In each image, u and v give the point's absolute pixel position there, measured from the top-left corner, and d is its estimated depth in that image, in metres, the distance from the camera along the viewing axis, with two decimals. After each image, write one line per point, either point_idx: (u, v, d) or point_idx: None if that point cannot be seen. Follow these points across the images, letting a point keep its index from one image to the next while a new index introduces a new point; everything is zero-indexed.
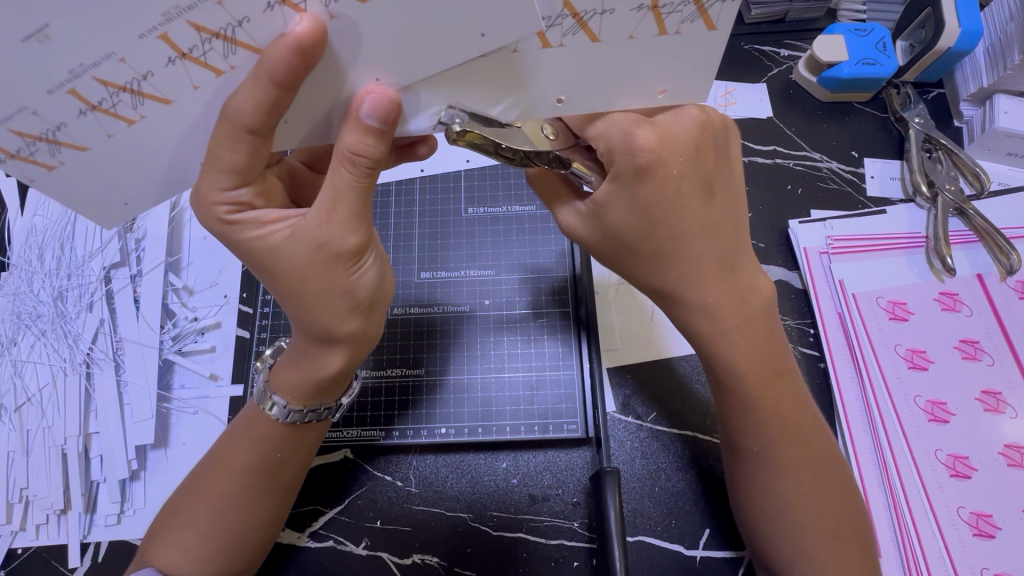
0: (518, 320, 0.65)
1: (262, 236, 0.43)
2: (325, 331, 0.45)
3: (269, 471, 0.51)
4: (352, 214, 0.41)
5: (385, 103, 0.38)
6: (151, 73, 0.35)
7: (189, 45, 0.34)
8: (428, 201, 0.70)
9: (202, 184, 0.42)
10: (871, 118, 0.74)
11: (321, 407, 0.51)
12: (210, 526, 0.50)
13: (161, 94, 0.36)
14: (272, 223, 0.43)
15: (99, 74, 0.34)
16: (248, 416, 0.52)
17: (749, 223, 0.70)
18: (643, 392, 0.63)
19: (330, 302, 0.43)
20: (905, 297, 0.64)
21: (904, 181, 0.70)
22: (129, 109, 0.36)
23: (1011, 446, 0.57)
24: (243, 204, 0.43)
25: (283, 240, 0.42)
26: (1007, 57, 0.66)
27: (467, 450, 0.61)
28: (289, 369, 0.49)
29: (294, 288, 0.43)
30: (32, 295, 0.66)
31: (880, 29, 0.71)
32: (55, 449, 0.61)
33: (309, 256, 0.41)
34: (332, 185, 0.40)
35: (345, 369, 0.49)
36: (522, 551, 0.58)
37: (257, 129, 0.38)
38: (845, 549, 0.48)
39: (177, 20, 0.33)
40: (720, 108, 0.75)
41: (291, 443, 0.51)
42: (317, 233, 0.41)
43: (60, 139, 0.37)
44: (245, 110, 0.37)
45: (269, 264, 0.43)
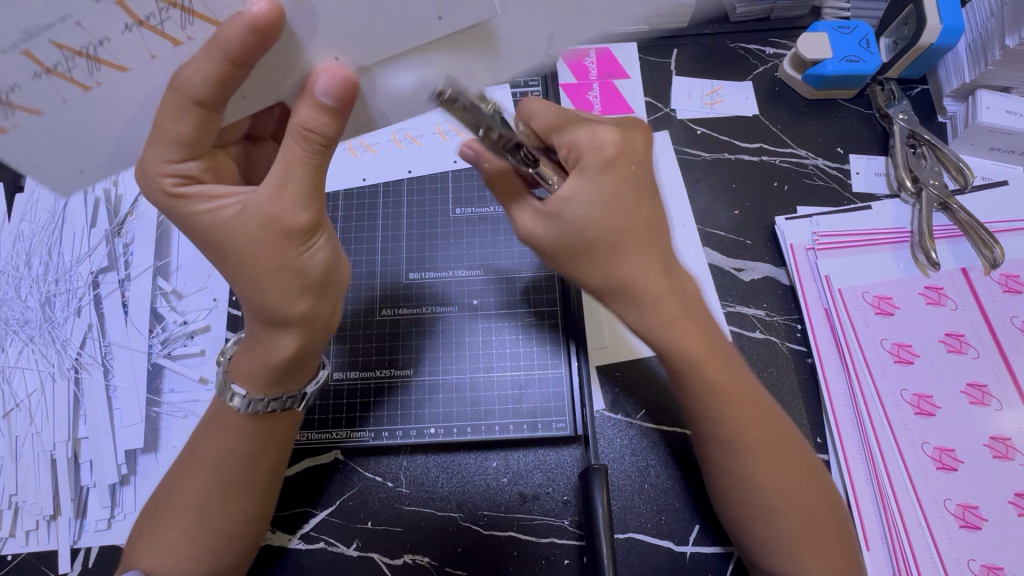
0: (506, 319, 0.65)
1: (209, 210, 0.44)
2: (278, 313, 0.45)
3: (244, 463, 0.51)
4: (303, 193, 0.42)
5: (340, 83, 0.38)
6: (108, 39, 0.35)
7: (146, 13, 0.35)
8: (416, 202, 0.71)
9: (150, 155, 0.42)
10: (856, 114, 0.74)
11: (284, 396, 0.51)
12: (193, 525, 0.50)
13: (118, 61, 0.36)
14: (219, 198, 0.44)
15: (53, 38, 0.34)
16: (216, 411, 0.52)
17: (736, 220, 0.70)
18: (632, 390, 0.63)
19: (282, 280, 0.44)
20: (891, 292, 0.64)
21: (889, 177, 0.71)
22: (83, 76, 0.36)
23: (997, 438, 0.58)
24: (191, 177, 0.44)
25: (232, 215, 0.43)
26: (988, 53, 0.66)
27: (457, 450, 0.61)
28: (247, 355, 0.49)
29: (245, 265, 0.43)
30: (19, 300, 0.66)
31: (863, 26, 0.71)
32: (44, 454, 0.61)
33: (257, 231, 0.42)
34: (284, 159, 0.41)
35: (300, 353, 0.49)
36: (513, 550, 0.58)
37: (205, 101, 0.39)
38: (824, 539, 0.49)
39: None
40: (707, 106, 0.76)
41: (261, 433, 0.51)
42: (264, 207, 0.42)
43: (15, 100, 0.36)
44: (195, 81, 0.37)
45: (219, 239, 0.44)
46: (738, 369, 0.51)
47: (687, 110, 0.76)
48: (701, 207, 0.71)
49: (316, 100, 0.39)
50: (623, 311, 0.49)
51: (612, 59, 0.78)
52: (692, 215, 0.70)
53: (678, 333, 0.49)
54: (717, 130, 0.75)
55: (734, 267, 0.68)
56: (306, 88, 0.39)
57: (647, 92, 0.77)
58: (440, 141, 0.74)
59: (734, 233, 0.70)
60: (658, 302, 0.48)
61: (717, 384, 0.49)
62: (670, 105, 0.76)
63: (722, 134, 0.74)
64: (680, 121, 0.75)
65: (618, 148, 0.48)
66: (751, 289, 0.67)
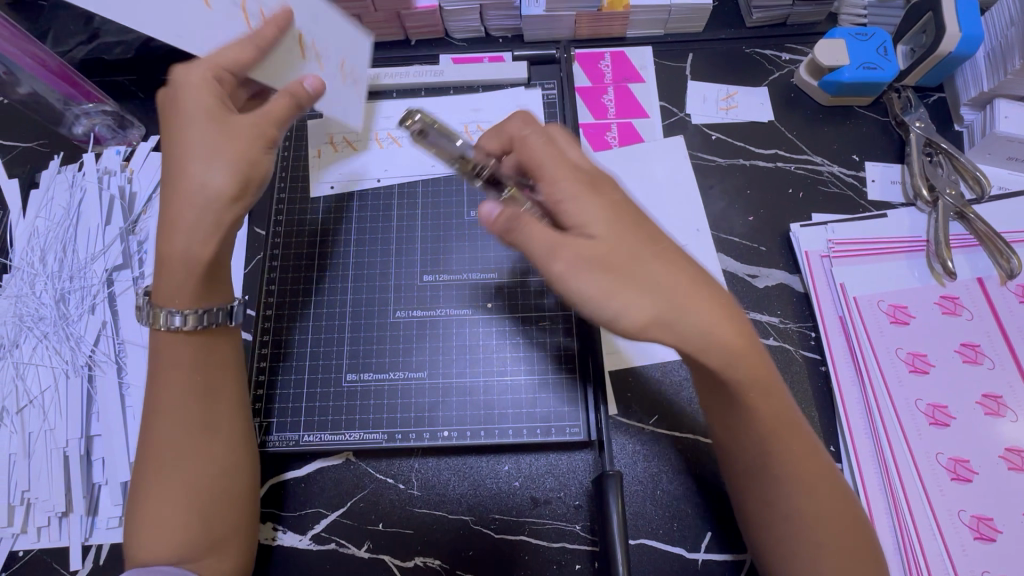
0: (519, 323, 0.65)
1: (173, 117, 0.50)
2: (204, 189, 0.48)
3: (201, 404, 0.51)
4: (247, 135, 0.49)
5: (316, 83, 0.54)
6: None
7: None
8: (431, 204, 0.70)
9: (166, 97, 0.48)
10: (872, 122, 0.74)
11: (215, 309, 0.52)
12: (173, 485, 0.49)
13: None
14: (184, 106, 0.49)
15: None
16: (156, 348, 0.52)
17: (751, 226, 0.70)
18: (644, 396, 0.63)
19: (213, 159, 0.48)
20: (907, 301, 0.64)
21: (905, 185, 0.70)
22: None
23: (1012, 450, 0.58)
24: (177, 70, 0.48)
25: (189, 77, 0.50)
26: (1007, 61, 0.66)
27: (469, 453, 0.61)
28: (165, 279, 0.50)
29: (184, 179, 0.48)
30: (33, 296, 0.66)
31: (881, 33, 0.71)
32: (56, 451, 0.61)
33: (202, 104, 0.49)
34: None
35: (234, 229, 0.51)
36: (524, 554, 0.58)
37: None
38: (842, 526, 0.48)
39: None
40: (722, 112, 0.76)
41: (204, 363, 0.52)
42: (215, 86, 0.48)
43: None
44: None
45: (170, 109, 0.50)
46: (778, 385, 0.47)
47: (702, 115, 0.75)
48: (716, 213, 0.71)
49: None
50: None
51: (628, 63, 0.78)
52: (707, 221, 0.70)
53: None
54: (732, 135, 0.74)
55: (748, 274, 0.68)
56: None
57: (662, 96, 0.77)
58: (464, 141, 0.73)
59: (749, 240, 0.69)
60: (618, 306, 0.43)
61: (770, 399, 0.46)
62: (685, 110, 0.76)
63: (737, 140, 0.74)
64: (695, 125, 0.75)
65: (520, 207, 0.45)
66: (765, 296, 0.67)
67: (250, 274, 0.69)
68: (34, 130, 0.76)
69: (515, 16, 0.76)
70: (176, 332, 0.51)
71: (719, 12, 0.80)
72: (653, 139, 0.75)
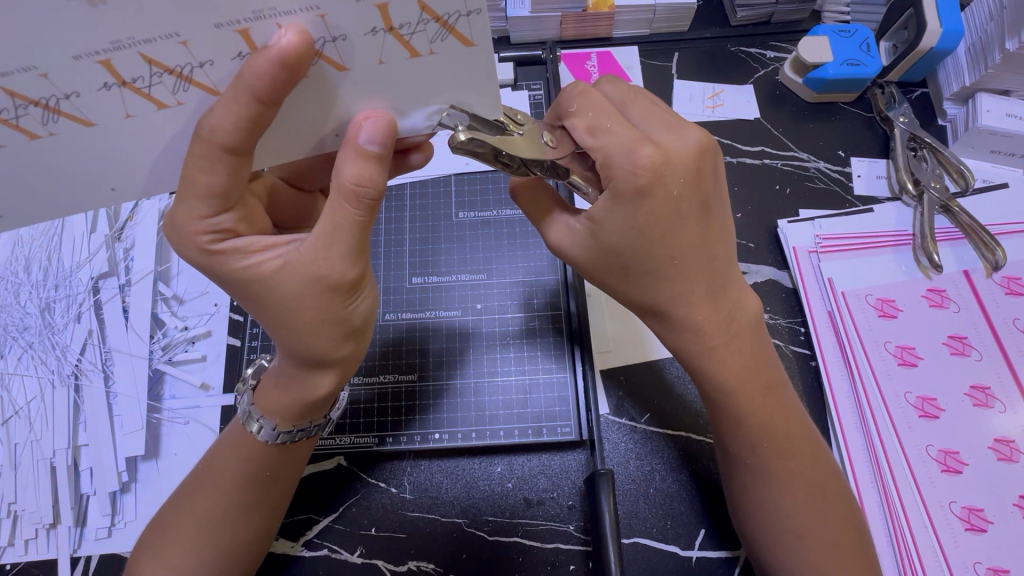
0: (510, 325, 0.65)
1: (250, 266, 0.42)
2: (318, 356, 0.45)
3: (261, 486, 0.51)
4: (350, 249, 0.41)
5: (383, 128, 0.39)
6: (77, 94, 0.33)
7: (134, 75, 0.33)
8: (419, 208, 0.70)
9: (181, 212, 0.41)
10: (857, 118, 0.74)
11: (310, 425, 0.51)
12: (199, 541, 0.49)
13: (84, 115, 0.34)
14: (259, 252, 0.43)
15: (7, 86, 0.31)
16: (236, 435, 0.51)
17: (739, 223, 0.70)
18: (635, 394, 0.63)
19: (325, 329, 0.43)
20: (894, 294, 0.64)
21: (890, 180, 0.71)
22: (35, 125, 0.34)
23: (1001, 440, 0.58)
24: (226, 231, 0.42)
25: (277, 270, 0.42)
26: (987, 56, 0.66)
27: (461, 456, 0.61)
28: (276, 392, 0.49)
29: (284, 318, 0.43)
30: (18, 306, 0.66)
31: (863, 30, 0.72)
32: (43, 462, 0.60)
33: (307, 288, 0.41)
34: (332, 220, 0.40)
35: (335, 390, 0.49)
36: (518, 555, 0.57)
37: (235, 148, 0.37)
38: (844, 557, 0.48)
39: (129, 51, 0.31)
40: (708, 110, 0.76)
41: (284, 460, 0.51)
42: (313, 268, 0.41)
43: (62, 109, 0.33)
44: (224, 128, 0.36)
45: (263, 295, 0.43)
46: (783, 395, 0.51)
47: (689, 114, 0.76)
48: None
49: (362, 149, 0.39)
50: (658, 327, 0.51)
51: (614, 63, 0.78)
52: None
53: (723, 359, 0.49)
54: (719, 133, 0.75)
55: None
56: (347, 138, 0.39)
57: None
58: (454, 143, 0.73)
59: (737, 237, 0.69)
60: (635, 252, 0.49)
61: (776, 405, 0.50)
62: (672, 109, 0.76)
63: (724, 138, 0.74)
64: None
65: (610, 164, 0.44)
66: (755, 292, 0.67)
67: None
68: None
69: (501, 17, 0.76)
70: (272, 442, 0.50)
71: (704, 12, 0.81)
72: None
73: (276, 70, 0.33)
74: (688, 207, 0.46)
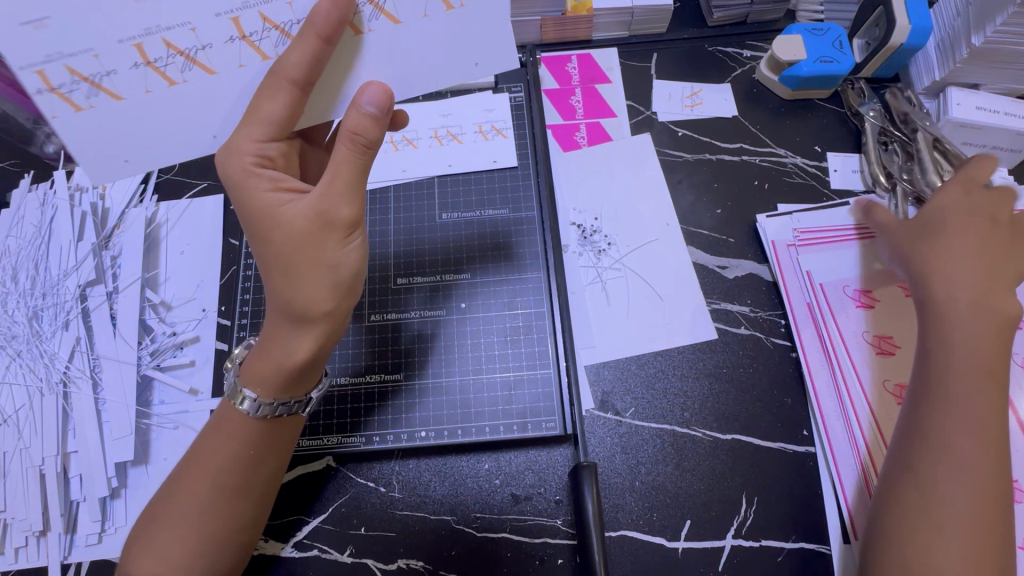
0: (496, 323, 0.65)
1: (273, 200, 0.47)
2: (303, 311, 0.48)
3: (243, 469, 0.51)
4: (351, 190, 0.46)
5: (382, 94, 0.45)
6: (115, 71, 0.43)
7: (156, 56, 0.43)
8: (403, 210, 0.71)
9: (238, 135, 0.45)
10: (831, 113, 0.76)
11: (292, 400, 0.52)
12: (187, 531, 0.50)
13: (115, 90, 0.44)
14: (282, 191, 0.48)
15: (69, 63, 0.41)
16: (221, 416, 0.53)
17: (719, 219, 0.71)
18: (621, 389, 0.64)
19: (316, 275, 0.47)
20: (871, 285, 0.66)
21: (864, 172, 0.72)
22: (81, 97, 0.43)
23: None
24: (267, 158, 0.47)
25: (289, 209, 0.47)
26: (955, 51, 0.68)
27: (449, 453, 0.62)
28: (260, 360, 0.50)
29: (287, 260, 0.47)
30: (7, 315, 0.66)
31: (836, 28, 0.74)
32: (33, 469, 0.60)
33: (310, 225, 0.46)
34: (334, 162, 0.46)
35: (314, 357, 0.50)
36: (507, 551, 0.58)
37: (298, 79, 0.44)
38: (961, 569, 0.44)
39: (155, 35, 0.42)
40: (687, 109, 0.77)
41: (268, 438, 0.52)
42: (317, 204, 0.46)
43: (103, 84, 0.43)
44: (291, 62, 0.43)
45: (269, 230, 0.47)
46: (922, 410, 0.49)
47: (668, 113, 0.77)
48: (684, 208, 0.72)
49: (362, 108, 0.44)
50: None
51: (594, 65, 0.80)
52: (676, 215, 0.72)
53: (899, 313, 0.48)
54: (697, 130, 0.76)
55: (717, 265, 0.69)
56: (352, 101, 0.45)
57: (629, 96, 0.78)
58: (437, 146, 0.74)
59: (717, 233, 0.71)
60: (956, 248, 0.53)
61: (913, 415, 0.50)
62: (651, 108, 0.77)
63: (702, 136, 0.76)
64: (661, 123, 0.77)
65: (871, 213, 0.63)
66: (735, 286, 0.68)
67: (227, 285, 0.70)
68: (3, 151, 0.76)
69: None
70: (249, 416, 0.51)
71: (681, 13, 0.82)
72: (622, 137, 0.76)
73: (333, 7, 0.42)
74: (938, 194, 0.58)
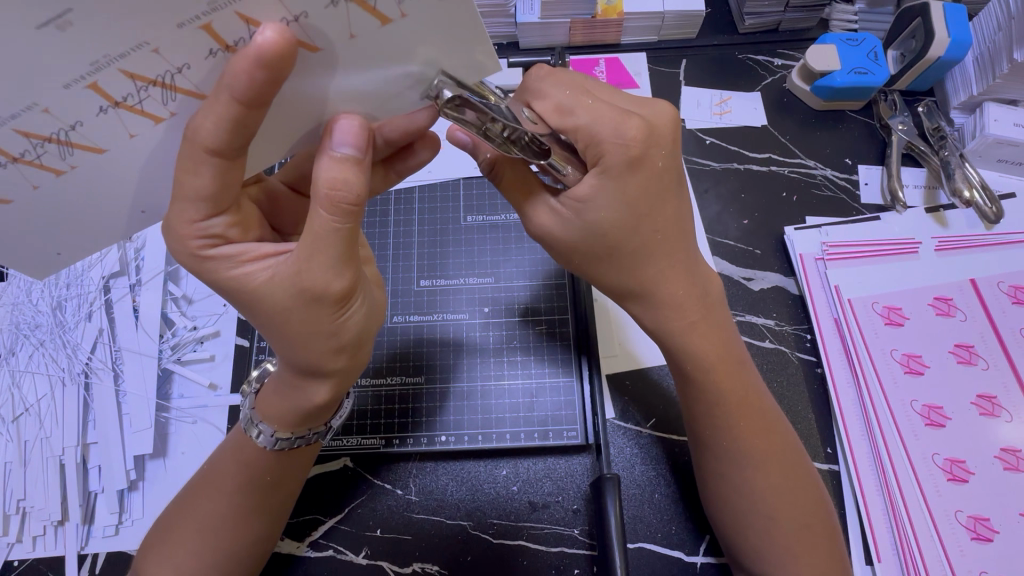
0: (517, 328, 0.65)
1: (239, 275, 0.42)
2: (311, 367, 0.45)
3: (259, 492, 0.51)
4: (333, 260, 0.40)
5: (355, 131, 0.39)
6: (81, 122, 0.33)
7: (123, 94, 0.32)
8: (428, 211, 0.71)
9: (172, 216, 0.40)
10: (860, 125, 0.75)
11: (309, 432, 0.51)
12: (200, 544, 0.50)
13: (93, 143, 0.35)
14: (251, 262, 0.42)
15: (18, 127, 0.32)
16: (237, 442, 0.52)
17: (746, 229, 0.70)
18: (642, 400, 0.63)
19: (315, 343, 0.43)
20: (901, 302, 0.64)
21: (880, 187, 0.71)
22: (55, 160, 0.35)
23: (1008, 450, 0.58)
24: (215, 236, 0.41)
25: (263, 283, 0.41)
26: (995, 66, 0.66)
27: (467, 459, 0.61)
28: (275, 399, 0.49)
29: (278, 330, 0.43)
30: (30, 304, 0.66)
31: (871, 38, 0.72)
32: (52, 459, 0.60)
33: (291, 301, 0.41)
34: (311, 229, 0.39)
35: (332, 400, 0.49)
36: (523, 559, 0.58)
37: (222, 151, 0.36)
38: (812, 538, 0.50)
39: (109, 69, 0.31)
40: (715, 117, 0.76)
41: (283, 466, 0.52)
42: (296, 278, 0.40)
43: (74, 140, 0.34)
44: (208, 130, 0.35)
45: (250, 304, 0.42)
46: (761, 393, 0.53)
47: (696, 120, 0.76)
48: (710, 217, 0.71)
49: (335, 153, 0.39)
50: (640, 310, 0.52)
51: (622, 69, 0.79)
52: (702, 224, 0.71)
53: (704, 334, 0.52)
54: (726, 139, 0.75)
55: (743, 277, 0.68)
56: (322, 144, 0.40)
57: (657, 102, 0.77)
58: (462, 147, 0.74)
59: (744, 243, 0.70)
60: (678, 299, 0.50)
61: (740, 387, 0.52)
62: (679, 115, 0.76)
63: (731, 145, 0.75)
64: (689, 130, 0.76)
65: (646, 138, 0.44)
66: (760, 298, 0.67)
67: None
68: None
69: (511, 23, 0.76)
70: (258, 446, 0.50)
71: (713, 18, 0.81)
72: None
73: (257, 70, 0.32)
74: (668, 178, 0.47)
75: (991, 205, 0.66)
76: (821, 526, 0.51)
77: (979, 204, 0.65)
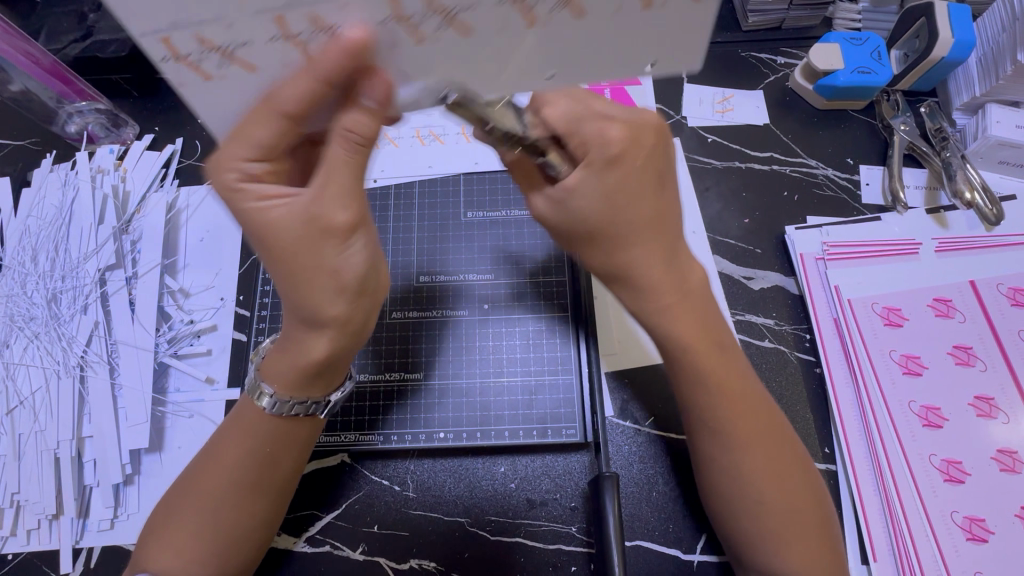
0: (516, 325, 0.65)
1: (259, 210, 0.43)
2: (314, 315, 0.45)
3: (261, 468, 0.51)
4: (345, 190, 0.41)
5: (383, 90, 0.38)
6: (251, 42, 0.34)
7: (299, 29, 0.34)
8: (428, 207, 0.70)
9: (221, 151, 0.42)
10: (861, 125, 0.75)
11: (309, 399, 0.51)
12: (205, 526, 0.49)
13: (252, 62, 0.36)
14: (271, 199, 0.43)
15: (200, 32, 0.33)
16: (240, 412, 0.52)
17: (747, 228, 0.70)
18: (641, 397, 0.63)
19: (319, 280, 0.43)
20: (900, 303, 0.65)
21: (882, 188, 0.71)
22: (211, 67, 0.35)
23: (1003, 451, 0.58)
24: (253, 176, 0.43)
25: (281, 216, 0.42)
26: (999, 67, 0.66)
27: (466, 455, 0.61)
28: (278, 357, 0.49)
29: (288, 269, 0.44)
30: (25, 296, 0.66)
31: (875, 38, 0.72)
32: (47, 452, 0.60)
33: (302, 232, 0.42)
34: (329, 158, 0.41)
35: (332, 357, 0.48)
36: (520, 556, 0.57)
37: (293, 115, 0.39)
38: (808, 538, 0.49)
39: (298, 8, 0.33)
40: (717, 115, 0.76)
41: (285, 438, 0.51)
42: (311, 207, 0.42)
43: (236, 54, 0.35)
44: (287, 97, 0.38)
45: (263, 241, 0.43)
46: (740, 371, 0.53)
47: (699, 118, 0.76)
48: (711, 215, 0.71)
49: (361, 104, 0.39)
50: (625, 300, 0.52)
51: None
52: (703, 223, 0.71)
53: (682, 325, 0.51)
54: (727, 138, 0.75)
55: (744, 276, 0.68)
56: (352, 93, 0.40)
57: (659, 99, 0.77)
58: (463, 142, 0.74)
59: (746, 243, 0.70)
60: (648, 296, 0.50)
61: (721, 375, 0.51)
62: (681, 113, 0.76)
63: (732, 143, 0.74)
64: (691, 128, 0.75)
65: (626, 144, 0.46)
66: (759, 298, 0.67)
67: (245, 274, 0.69)
68: (26, 128, 0.76)
69: None
70: (264, 413, 0.51)
71: (716, 15, 0.81)
72: None
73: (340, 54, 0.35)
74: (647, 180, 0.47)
75: (991, 207, 0.65)
76: (816, 518, 0.50)
77: (979, 205, 0.65)
